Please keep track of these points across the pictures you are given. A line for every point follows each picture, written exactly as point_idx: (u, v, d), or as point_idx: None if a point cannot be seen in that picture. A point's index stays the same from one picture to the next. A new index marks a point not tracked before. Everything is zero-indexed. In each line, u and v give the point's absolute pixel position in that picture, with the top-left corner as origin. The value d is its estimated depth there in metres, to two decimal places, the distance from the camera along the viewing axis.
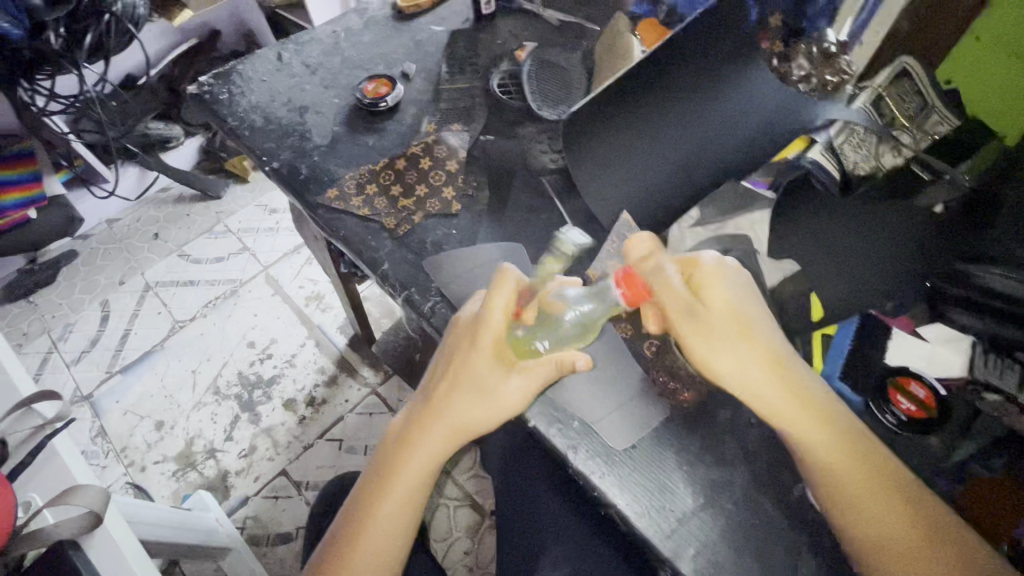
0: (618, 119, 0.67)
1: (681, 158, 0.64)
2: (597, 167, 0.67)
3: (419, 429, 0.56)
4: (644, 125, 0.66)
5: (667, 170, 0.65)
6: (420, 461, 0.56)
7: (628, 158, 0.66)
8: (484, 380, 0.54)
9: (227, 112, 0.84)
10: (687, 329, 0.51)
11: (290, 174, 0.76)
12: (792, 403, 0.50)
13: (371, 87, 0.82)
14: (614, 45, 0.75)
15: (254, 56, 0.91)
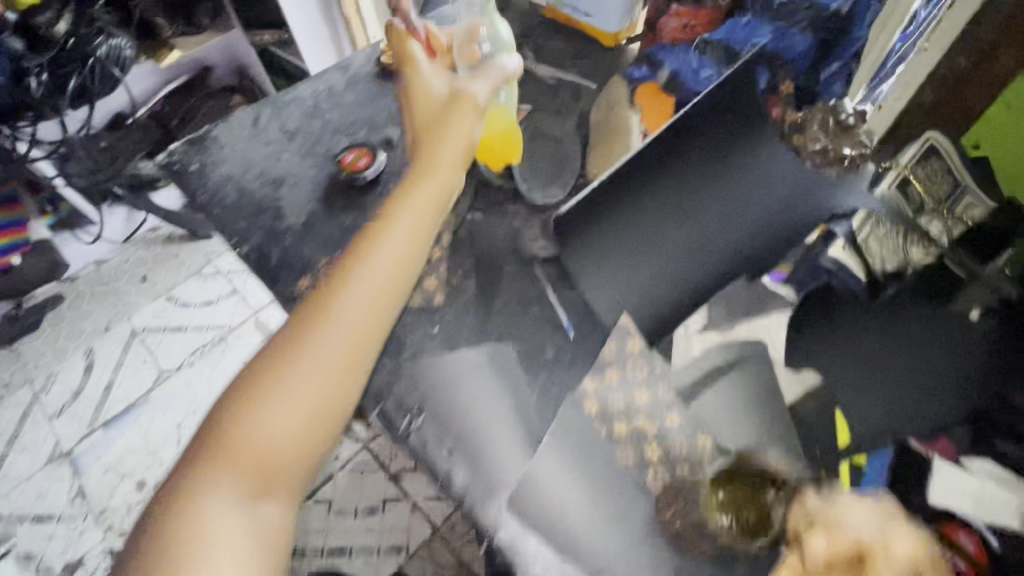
0: (618, 217, 0.59)
1: (695, 245, 0.59)
2: (600, 258, 0.59)
3: (341, 289, 0.53)
4: (650, 221, 0.59)
5: (676, 267, 0.59)
6: (332, 327, 0.51)
7: (635, 258, 0.59)
8: (436, 166, 0.61)
9: (197, 185, 0.78)
10: None
11: (261, 260, 0.70)
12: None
13: (350, 158, 0.76)
14: (608, 120, 0.70)
15: (229, 120, 0.85)
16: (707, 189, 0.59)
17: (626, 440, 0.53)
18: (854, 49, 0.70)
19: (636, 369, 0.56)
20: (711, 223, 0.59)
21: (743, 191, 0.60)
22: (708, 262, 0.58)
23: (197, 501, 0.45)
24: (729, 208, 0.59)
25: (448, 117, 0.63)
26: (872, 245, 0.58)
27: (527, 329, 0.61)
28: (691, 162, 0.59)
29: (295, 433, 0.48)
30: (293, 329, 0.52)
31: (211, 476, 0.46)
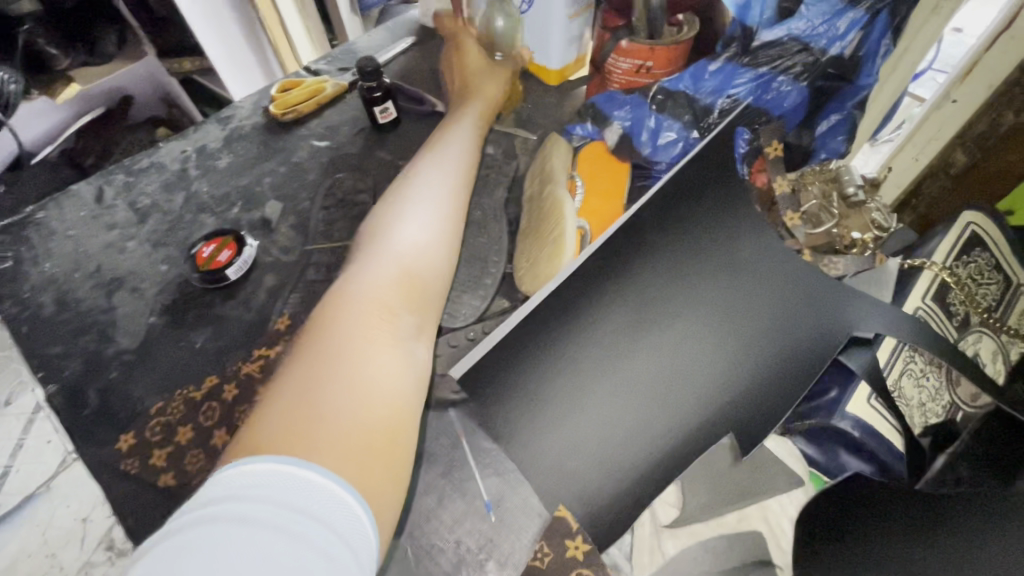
0: (587, 327, 0.41)
1: (701, 352, 0.41)
2: (574, 391, 0.39)
3: (434, 167, 0.55)
4: (631, 331, 0.41)
5: (657, 410, 0.39)
6: (440, 186, 0.53)
7: (607, 393, 0.39)
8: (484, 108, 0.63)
9: (7, 290, 0.59)
10: None
11: (73, 404, 0.51)
12: None
13: (208, 251, 0.57)
14: (542, 199, 0.53)
15: (65, 196, 0.66)
16: (716, 267, 0.43)
17: None
18: (857, 99, 0.51)
19: None
20: (719, 321, 0.42)
21: (755, 277, 0.42)
22: (702, 392, 0.40)
23: (322, 344, 0.37)
24: (761, 282, 0.42)
25: (483, 80, 0.66)
26: (908, 387, 0.43)
27: (432, 511, 0.43)
28: (699, 234, 0.43)
29: (408, 282, 0.44)
30: (398, 196, 0.52)
31: (342, 323, 0.39)
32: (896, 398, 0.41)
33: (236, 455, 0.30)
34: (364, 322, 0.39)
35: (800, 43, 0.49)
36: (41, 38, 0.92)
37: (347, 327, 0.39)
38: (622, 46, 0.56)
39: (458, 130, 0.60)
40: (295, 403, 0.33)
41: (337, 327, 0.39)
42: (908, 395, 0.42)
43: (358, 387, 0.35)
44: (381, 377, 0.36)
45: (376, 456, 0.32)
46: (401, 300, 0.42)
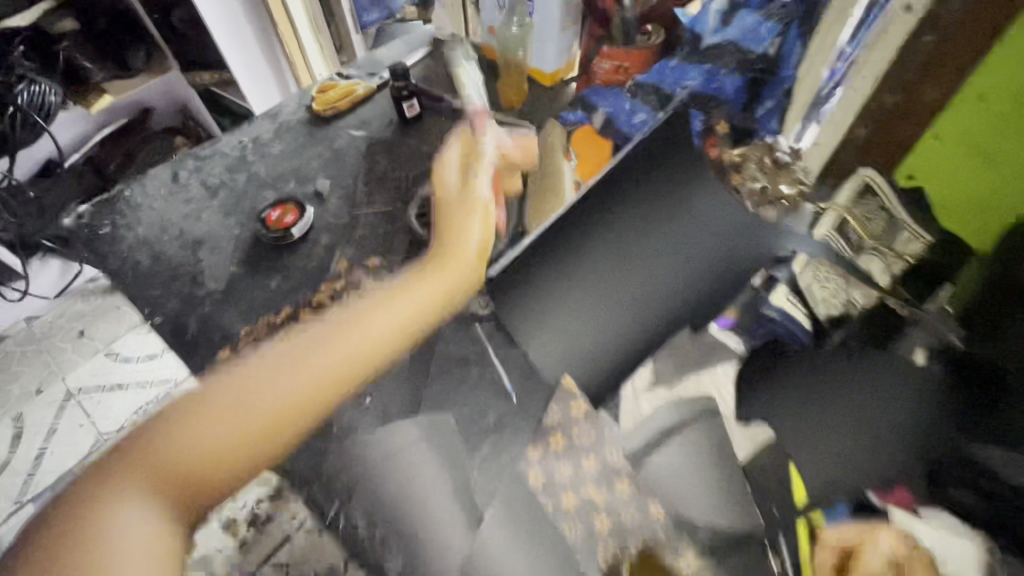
0: (567, 263, 0.52)
1: (646, 282, 0.56)
2: (563, 311, 0.53)
3: (335, 337, 0.49)
4: (596, 270, 0.54)
5: (620, 319, 0.55)
6: (327, 363, 0.48)
7: (581, 311, 0.53)
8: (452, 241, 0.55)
9: (107, 250, 0.72)
10: None
11: (176, 331, 0.64)
12: None
13: (275, 216, 0.71)
14: (541, 166, 0.67)
15: (145, 177, 0.80)
16: (655, 228, 0.56)
17: (574, 514, 0.49)
18: (783, 88, 0.68)
19: (582, 434, 0.53)
20: (663, 265, 0.56)
21: (679, 242, 0.56)
22: (650, 313, 0.56)
23: (145, 445, 0.44)
24: (689, 235, 0.57)
25: (468, 195, 0.58)
26: (816, 289, 0.57)
27: (468, 396, 0.57)
28: (643, 201, 0.56)
29: (243, 445, 0.45)
30: (302, 351, 0.49)
31: (115, 487, 0.41)
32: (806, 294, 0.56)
33: None
34: (201, 450, 0.44)
35: (739, 45, 0.67)
36: (76, 53, 1.22)
37: (178, 453, 0.44)
38: (604, 50, 0.73)
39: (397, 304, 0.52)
40: (89, 511, 0.40)
41: (163, 449, 0.43)
42: (813, 293, 0.56)
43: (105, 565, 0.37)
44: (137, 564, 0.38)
45: None
46: (182, 484, 0.43)
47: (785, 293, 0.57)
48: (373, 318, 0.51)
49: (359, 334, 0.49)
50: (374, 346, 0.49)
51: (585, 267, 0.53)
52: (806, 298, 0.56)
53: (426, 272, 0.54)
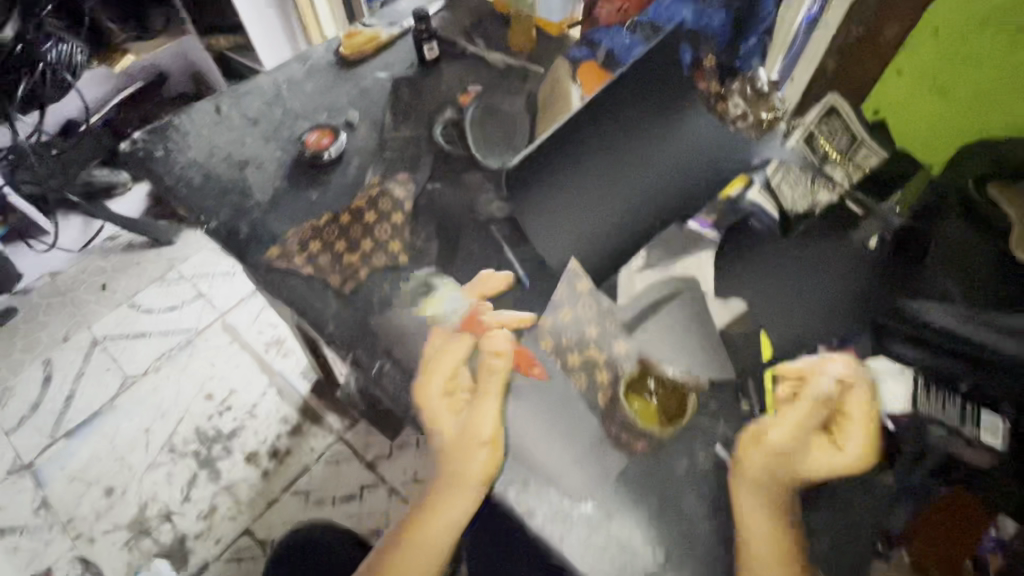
0: (576, 161, 0.63)
1: (646, 180, 0.66)
2: (577, 200, 0.64)
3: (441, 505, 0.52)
4: (594, 179, 0.64)
5: (617, 221, 0.65)
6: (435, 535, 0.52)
7: (582, 212, 0.64)
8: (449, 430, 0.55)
9: (162, 169, 0.81)
10: (769, 446, 0.53)
11: (229, 234, 0.73)
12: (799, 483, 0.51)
13: (313, 138, 0.80)
14: (553, 94, 0.78)
15: (191, 109, 0.88)
16: (642, 146, 0.66)
17: (580, 368, 0.59)
18: (764, 27, 0.77)
19: (587, 306, 0.62)
20: (659, 169, 0.67)
21: (662, 159, 0.67)
22: (651, 208, 0.66)
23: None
24: (679, 147, 0.68)
25: (475, 428, 0.55)
26: (784, 189, 0.66)
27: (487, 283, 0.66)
28: (638, 112, 0.65)
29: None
30: (419, 511, 0.53)
31: None
32: (776, 191, 0.66)
33: None
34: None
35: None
36: (99, 15, 1.51)
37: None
38: None
39: (466, 459, 0.53)
40: None
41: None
42: (782, 192, 0.66)
43: None
44: None
45: None
46: None
47: (758, 190, 0.67)
48: (458, 474, 0.53)
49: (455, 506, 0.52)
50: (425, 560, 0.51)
51: (593, 169, 0.64)
52: (776, 195, 0.66)
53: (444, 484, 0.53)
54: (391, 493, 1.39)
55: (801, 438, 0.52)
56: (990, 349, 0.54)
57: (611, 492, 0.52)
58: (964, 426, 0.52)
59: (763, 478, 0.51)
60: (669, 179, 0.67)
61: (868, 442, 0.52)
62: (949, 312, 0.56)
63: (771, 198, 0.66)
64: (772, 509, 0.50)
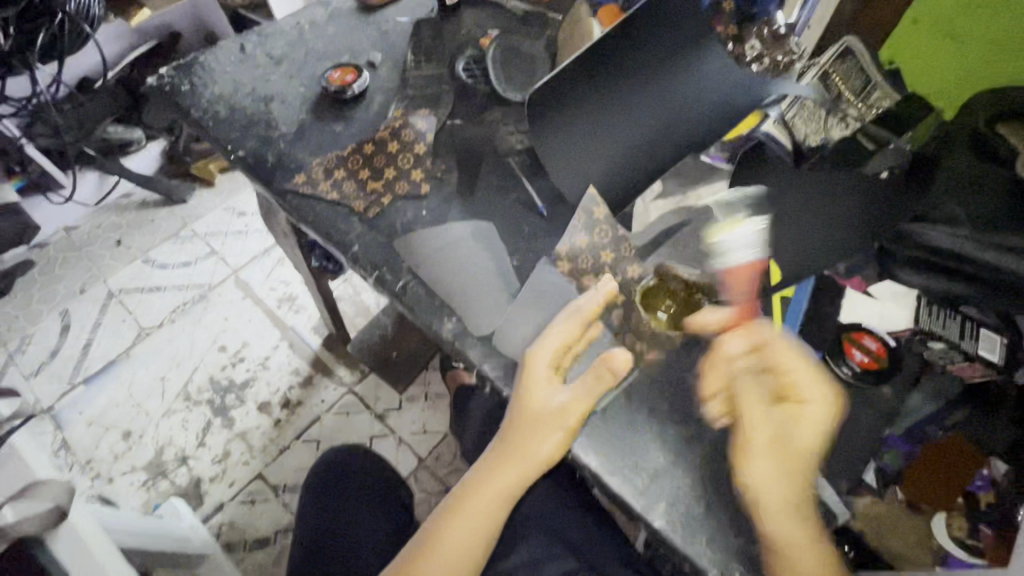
0: (587, 96, 0.64)
1: (658, 119, 0.66)
2: (589, 135, 0.65)
3: (492, 475, 0.54)
4: (609, 114, 0.65)
5: (634, 152, 0.66)
6: (485, 509, 0.54)
7: (598, 142, 0.65)
8: (538, 406, 0.51)
9: (190, 103, 0.83)
10: (756, 447, 0.48)
11: (256, 162, 0.75)
12: (789, 478, 0.48)
13: (337, 76, 0.81)
14: (572, 35, 0.77)
15: (216, 47, 0.89)
16: (659, 85, 0.66)
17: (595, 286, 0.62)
18: None
19: (604, 232, 0.64)
20: (671, 109, 0.67)
21: (681, 93, 0.67)
22: (665, 147, 0.67)
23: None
24: (692, 88, 0.67)
25: (544, 421, 0.51)
26: (798, 124, 0.69)
27: (505, 212, 0.68)
28: (647, 53, 0.66)
29: (459, 558, 0.54)
30: (483, 469, 0.54)
31: None
32: (790, 125, 0.69)
33: None
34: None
35: None
36: None
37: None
38: None
39: (537, 439, 0.51)
40: None
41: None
42: (796, 127, 0.69)
43: None
44: None
45: None
46: None
47: (772, 124, 0.69)
48: (526, 448, 0.52)
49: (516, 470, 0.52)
50: (488, 512, 0.54)
51: (605, 108, 0.65)
52: (789, 129, 0.68)
53: (503, 447, 0.53)
54: (400, 442, 1.43)
55: (771, 426, 0.49)
56: (992, 267, 0.56)
57: (621, 399, 0.54)
58: (963, 342, 0.57)
59: (767, 467, 0.48)
60: (681, 118, 0.67)
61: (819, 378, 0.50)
62: (952, 233, 0.58)
63: (784, 132, 0.69)
64: (787, 498, 0.48)
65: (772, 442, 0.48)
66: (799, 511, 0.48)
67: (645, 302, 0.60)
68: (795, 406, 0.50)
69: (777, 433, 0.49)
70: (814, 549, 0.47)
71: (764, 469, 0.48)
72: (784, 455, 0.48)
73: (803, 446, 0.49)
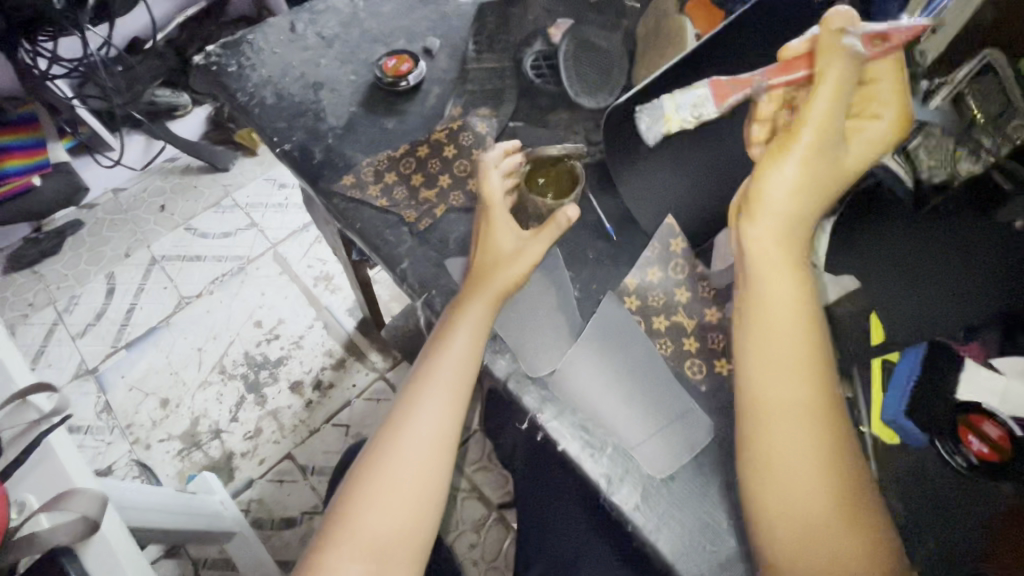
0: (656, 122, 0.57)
1: (736, 152, 0.57)
2: (649, 172, 0.60)
3: (437, 362, 0.51)
4: (676, 144, 0.58)
5: (712, 179, 0.58)
6: (470, 336, 0.51)
7: (679, 159, 0.59)
8: (501, 249, 0.53)
9: (236, 86, 0.78)
10: (802, 142, 0.42)
11: (303, 158, 0.70)
12: (796, 364, 0.43)
13: (391, 64, 0.74)
14: (658, 32, 0.66)
15: (265, 24, 0.83)
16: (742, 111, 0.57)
17: (665, 334, 0.55)
18: None
19: (678, 268, 0.58)
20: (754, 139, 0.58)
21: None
22: (739, 183, 0.58)
23: (354, 524, 0.46)
24: None
25: (501, 254, 0.53)
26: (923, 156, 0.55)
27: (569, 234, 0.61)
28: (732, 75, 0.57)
29: (444, 428, 0.49)
30: (470, 292, 0.53)
31: (370, 487, 0.47)
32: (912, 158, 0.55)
33: (357, 500, 0.47)
34: (400, 522, 0.46)
35: None
36: None
37: (377, 522, 0.46)
38: None
39: (495, 271, 0.53)
40: (371, 496, 0.47)
41: (370, 520, 0.46)
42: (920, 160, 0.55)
43: (382, 529, 0.46)
44: (387, 528, 0.46)
45: (418, 527, 0.47)
46: (431, 459, 0.48)
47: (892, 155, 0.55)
48: (494, 272, 0.53)
49: (497, 286, 0.52)
50: (478, 338, 0.51)
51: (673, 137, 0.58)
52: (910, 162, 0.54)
53: (473, 278, 0.53)
54: None
55: (832, 121, 0.42)
56: None
57: (694, 467, 0.49)
58: None
59: (787, 194, 0.43)
60: None
61: (904, 103, 0.44)
62: None
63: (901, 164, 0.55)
64: (812, 433, 0.42)
65: (818, 152, 0.42)
66: (816, 435, 0.42)
67: (529, 174, 0.61)
68: (860, 122, 0.45)
69: (838, 138, 0.43)
70: (820, 485, 0.41)
71: (796, 177, 0.43)
72: (824, 165, 0.43)
73: (850, 175, 0.45)
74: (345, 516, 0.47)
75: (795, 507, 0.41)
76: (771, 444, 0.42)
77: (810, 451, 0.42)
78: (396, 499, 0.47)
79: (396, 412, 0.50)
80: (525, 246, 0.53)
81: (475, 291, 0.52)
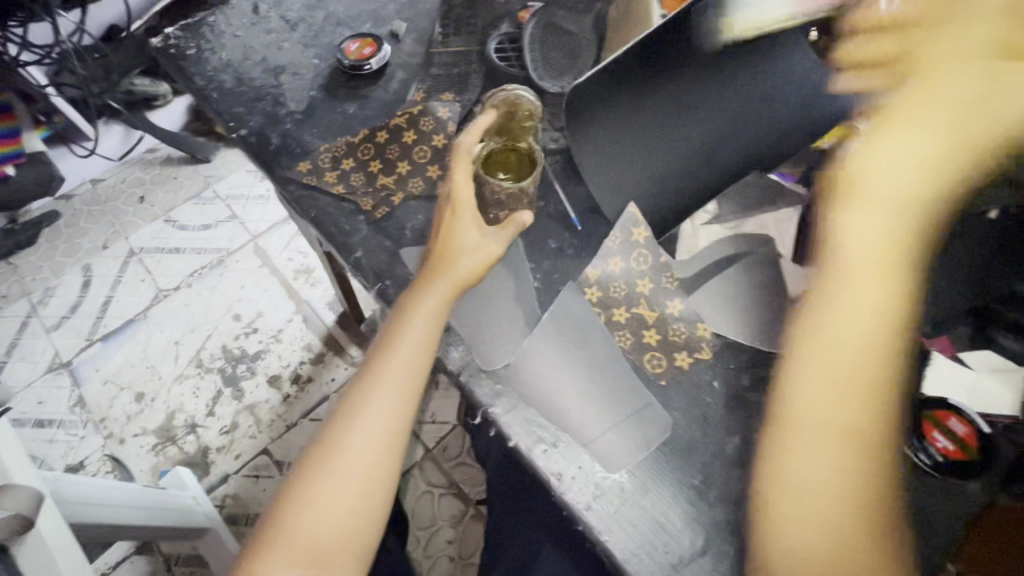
0: (624, 107, 0.57)
1: (705, 137, 0.57)
2: (617, 158, 0.58)
3: (389, 356, 0.48)
4: (642, 129, 0.57)
5: (683, 165, 0.57)
6: (425, 328, 0.49)
7: (647, 148, 0.57)
8: (462, 239, 0.51)
9: (195, 69, 0.75)
10: None
11: (259, 144, 0.67)
12: (873, 318, 0.40)
13: (354, 48, 0.72)
14: (626, 15, 0.64)
15: (227, 6, 0.80)
16: (709, 96, 0.57)
17: (625, 326, 0.53)
18: None
19: (641, 257, 0.56)
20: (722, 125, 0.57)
21: (755, 91, 0.57)
22: (710, 168, 0.57)
23: (294, 523, 0.44)
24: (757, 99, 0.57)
25: (460, 244, 0.51)
26: None
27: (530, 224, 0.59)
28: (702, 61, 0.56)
29: (393, 425, 0.47)
30: (428, 282, 0.50)
31: (312, 484, 0.45)
32: None
33: (297, 496, 0.45)
34: (343, 520, 0.45)
35: None
36: None
37: (318, 518, 0.44)
38: None
39: (453, 260, 0.50)
40: (310, 494, 0.45)
41: (308, 518, 0.44)
42: None
43: (322, 526, 0.44)
44: (327, 526, 0.44)
45: (361, 524, 0.45)
46: (379, 456, 0.46)
47: None
48: (452, 262, 0.50)
49: (454, 278, 0.50)
50: (432, 331, 0.49)
51: (645, 122, 0.57)
52: None
53: (431, 268, 0.51)
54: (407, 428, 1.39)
55: None
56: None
57: (650, 465, 0.47)
58: None
59: None
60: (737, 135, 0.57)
61: None
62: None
63: None
64: (849, 394, 0.40)
65: None
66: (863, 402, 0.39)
67: (488, 162, 0.59)
68: None
69: None
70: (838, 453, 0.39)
71: None
72: None
73: None
74: (284, 512, 0.45)
75: (800, 457, 0.40)
76: (815, 389, 0.40)
77: (841, 411, 0.40)
78: (339, 496, 0.45)
79: (344, 407, 0.48)
80: (490, 239, 0.52)
81: (432, 281, 0.50)
